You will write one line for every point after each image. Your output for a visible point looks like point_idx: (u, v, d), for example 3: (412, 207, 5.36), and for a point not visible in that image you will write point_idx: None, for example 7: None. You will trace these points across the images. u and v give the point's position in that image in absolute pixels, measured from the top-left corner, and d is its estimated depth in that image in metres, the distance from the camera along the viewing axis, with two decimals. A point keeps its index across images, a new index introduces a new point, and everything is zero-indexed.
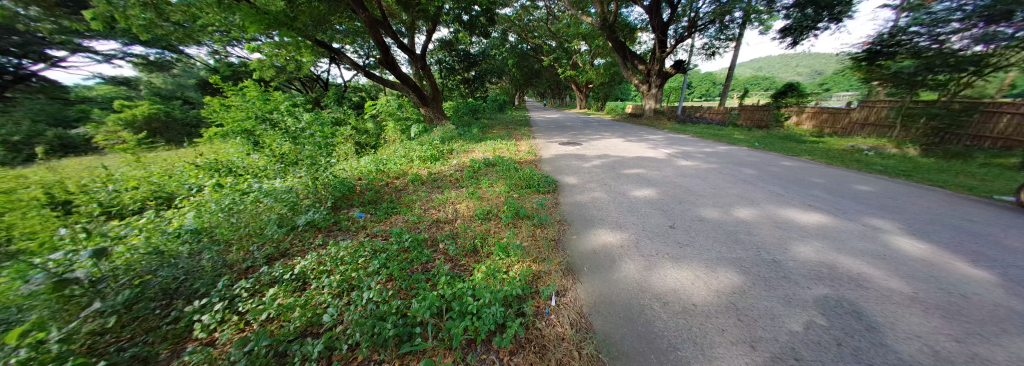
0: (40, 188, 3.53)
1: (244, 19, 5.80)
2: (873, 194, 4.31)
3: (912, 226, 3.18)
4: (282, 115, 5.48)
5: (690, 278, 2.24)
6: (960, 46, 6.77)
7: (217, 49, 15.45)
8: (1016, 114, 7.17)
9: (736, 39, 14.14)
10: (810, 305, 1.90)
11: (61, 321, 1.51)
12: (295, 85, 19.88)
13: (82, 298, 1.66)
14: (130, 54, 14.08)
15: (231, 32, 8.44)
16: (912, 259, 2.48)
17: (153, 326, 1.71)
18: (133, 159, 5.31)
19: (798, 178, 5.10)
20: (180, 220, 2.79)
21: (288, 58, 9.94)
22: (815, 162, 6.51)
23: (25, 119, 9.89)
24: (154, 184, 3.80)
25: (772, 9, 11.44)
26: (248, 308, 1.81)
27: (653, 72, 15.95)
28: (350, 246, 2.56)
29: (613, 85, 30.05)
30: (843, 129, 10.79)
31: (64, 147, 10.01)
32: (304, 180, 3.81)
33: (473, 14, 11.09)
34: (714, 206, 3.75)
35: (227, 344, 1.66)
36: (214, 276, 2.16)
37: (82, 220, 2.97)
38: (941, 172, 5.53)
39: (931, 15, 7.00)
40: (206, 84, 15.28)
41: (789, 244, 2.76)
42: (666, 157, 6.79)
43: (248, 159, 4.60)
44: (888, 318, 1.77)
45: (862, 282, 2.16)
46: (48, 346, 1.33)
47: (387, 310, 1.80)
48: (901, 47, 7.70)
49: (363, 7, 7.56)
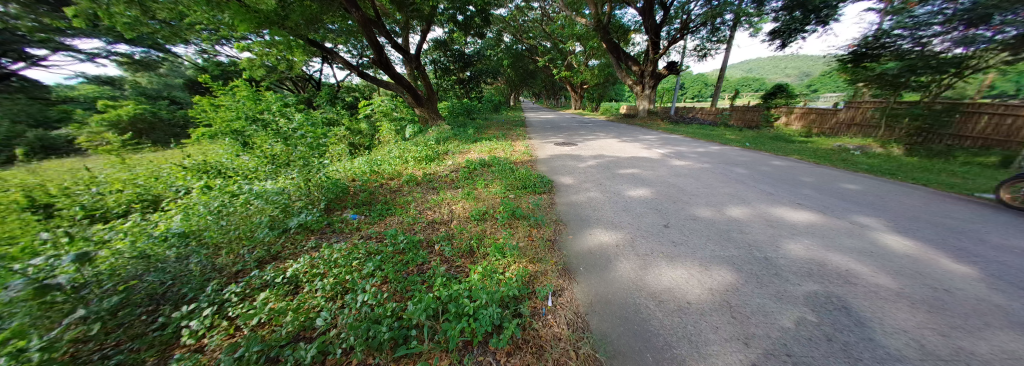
0: (19, 191, 3.39)
1: (234, 17, 5.88)
2: (859, 192, 4.43)
3: (896, 222, 3.28)
4: (274, 114, 5.28)
5: (685, 277, 2.26)
6: (941, 48, 6.97)
7: (205, 48, 15.20)
8: (995, 114, 7.40)
9: (728, 40, 14.32)
10: (801, 302, 1.93)
11: (43, 329, 1.46)
12: (287, 85, 19.46)
13: (64, 305, 1.59)
14: (114, 53, 13.58)
15: (219, 31, 8.26)
16: (898, 255, 2.55)
17: (139, 332, 1.68)
18: (117, 160, 5.16)
19: (788, 177, 5.20)
20: (167, 223, 2.70)
21: (280, 58, 9.75)
22: (804, 162, 6.65)
23: (3, 120, 9.58)
24: (139, 187, 3.70)
25: (762, 12, 11.61)
26: (237, 313, 1.78)
27: (646, 73, 16.12)
28: (344, 248, 2.52)
29: (607, 86, 30.29)
30: (831, 129, 11.03)
31: (44, 148, 9.66)
32: (295, 182, 3.70)
33: (468, 14, 11.05)
34: (706, 205, 3.78)
35: (216, 351, 1.62)
36: (203, 280, 2.11)
37: (64, 224, 2.88)
38: (925, 171, 5.66)
39: (914, 18, 7.13)
40: (195, 84, 15.06)
41: (780, 241, 2.80)
42: (660, 157, 6.84)
43: (239, 160, 4.51)
44: (876, 313, 1.82)
45: (850, 278, 2.21)
46: (29, 355, 1.28)
47: (382, 312, 1.78)
48: (885, 50, 7.95)
49: (356, 6, 7.44)
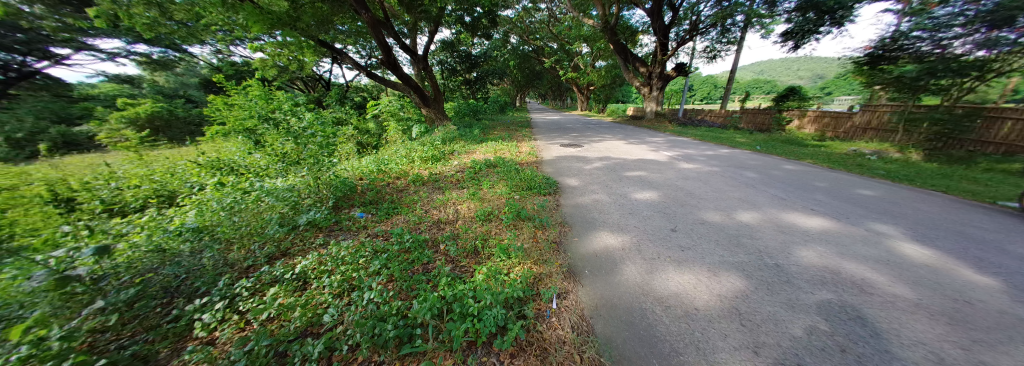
0: (43, 184, 3.53)
1: (248, 19, 6.00)
2: (875, 198, 4.31)
3: (914, 230, 3.18)
4: (285, 114, 5.37)
5: (693, 282, 2.23)
6: (962, 51, 6.79)
7: (220, 48, 15.59)
8: (1018, 119, 7.15)
9: (738, 42, 14.10)
10: (814, 311, 1.89)
11: (63, 318, 1.51)
12: (297, 85, 19.84)
13: (84, 296, 1.66)
14: (133, 52, 14.05)
15: (234, 32, 8.44)
16: (916, 265, 2.48)
17: (153, 324, 1.72)
18: (135, 157, 5.32)
19: (801, 182, 5.09)
20: (182, 218, 2.76)
21: (291, 58, 9.92)
22: (817, 166, 6.51)
23: (28, 117, 9.95)
24: (156, 182, 3.80)
25: (774, 13, 11.41)
26: (248, 307, 1.82)
27: (654, 74, 15.95)
28: (351, 246, 2.56)
29: (614, 87, 30.09)
30: (846, 133, 10.77)
31: (67, 144, 10.01)
32: (305, 180, 3.77)
33: (475, 16, 11.10)
34: (715, 209, 3.73)
35: (227, 344, 1.66)
36: (215, 275, 2.14)
37: (85, 218, 2.98)
38: (945, 178, 5.48)
39: (934, 20, 6.90)
40: (210, 83, 15.45)
41: (791, 248, 2.75)
42: (667, 159, 6.75)
43: (250, 158, 4.60)
44: (891, 324, 1.77)
45: (865, 288, 2.15)
46: (50, 343, 1.33)
47: (388, 311, 1.79)
48: (904, 52, 7.75)
49: (365, 7, 7.53)
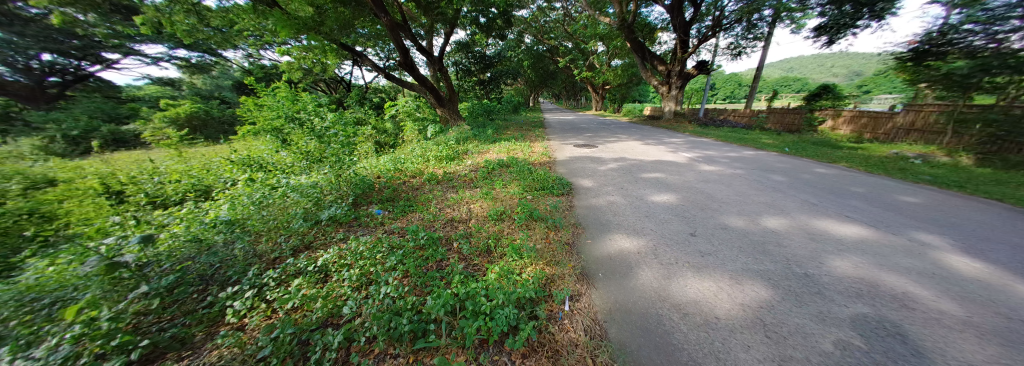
0: (96, 178, 3.85)
1: (277, 24, 6.31)
2: (918, 206, 3.99)
3: (963, 241, 2.93)
4: (309, 115, 5.70)
5: (713, 290, 2.15)
6: (1021, 45, 6.17)
7: (250, 52, 16.48)
8: None
9: (765, 38, 13.46)
10: (846, 325, 1.78)
11: (111, 301, 1.64)
12: (320, 86, 20.67)
13: (130, 281, 1.79)
14: (175, 57, 15.15)
15: (264, 37, 8.88)
16: (966, 280, 2.28)
17: (190, 309, 1.85)
18: (175, 153, 5.72)
19: (834, 186, 4.79)
20: (216, 212, 2.93)
21: (315, 61, 10.34)
22: (852, 170, 6.11)
23: (83, 116, 10.90)
24: (193, 178, 4.06)
25: (805, 7, 10.81)
26: (274, 297, 1.91)
27: (673, 73, 15.51)
28: (369, 241, 2.64)
29: (630, 87, 29.47)
30: (886, 135, 10.05)
31: (116, 141, 10.90)
32: (327, 177, 3.96)
33: (490, 16, 11.17)
34: (739, 214, 3.57)
35: (255, 330, 1.75)
36: (245, 265, 2.27)
37: (131, 209, 3.23)
38: (1001, 184, 5.01)
39: (988, 12, 6.35)
40: (241, 85, 16.37)
41: (822, 257, 2.59)
42: (687, 161, 6.53)
43: (277, 156, 4.83)
44: (936, 343, 1.63)
45: (906, 302, 2.00)
46: (100, 323, 1.46)
47: (403, 305, 1.84)
48: (953, 46, 7.17)
49: (384, 11, 7.68)
